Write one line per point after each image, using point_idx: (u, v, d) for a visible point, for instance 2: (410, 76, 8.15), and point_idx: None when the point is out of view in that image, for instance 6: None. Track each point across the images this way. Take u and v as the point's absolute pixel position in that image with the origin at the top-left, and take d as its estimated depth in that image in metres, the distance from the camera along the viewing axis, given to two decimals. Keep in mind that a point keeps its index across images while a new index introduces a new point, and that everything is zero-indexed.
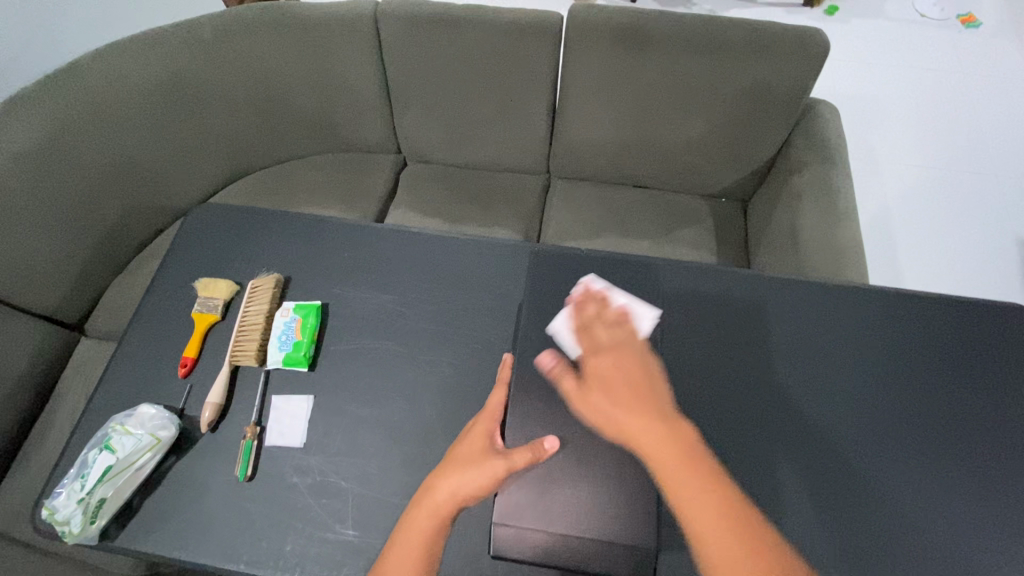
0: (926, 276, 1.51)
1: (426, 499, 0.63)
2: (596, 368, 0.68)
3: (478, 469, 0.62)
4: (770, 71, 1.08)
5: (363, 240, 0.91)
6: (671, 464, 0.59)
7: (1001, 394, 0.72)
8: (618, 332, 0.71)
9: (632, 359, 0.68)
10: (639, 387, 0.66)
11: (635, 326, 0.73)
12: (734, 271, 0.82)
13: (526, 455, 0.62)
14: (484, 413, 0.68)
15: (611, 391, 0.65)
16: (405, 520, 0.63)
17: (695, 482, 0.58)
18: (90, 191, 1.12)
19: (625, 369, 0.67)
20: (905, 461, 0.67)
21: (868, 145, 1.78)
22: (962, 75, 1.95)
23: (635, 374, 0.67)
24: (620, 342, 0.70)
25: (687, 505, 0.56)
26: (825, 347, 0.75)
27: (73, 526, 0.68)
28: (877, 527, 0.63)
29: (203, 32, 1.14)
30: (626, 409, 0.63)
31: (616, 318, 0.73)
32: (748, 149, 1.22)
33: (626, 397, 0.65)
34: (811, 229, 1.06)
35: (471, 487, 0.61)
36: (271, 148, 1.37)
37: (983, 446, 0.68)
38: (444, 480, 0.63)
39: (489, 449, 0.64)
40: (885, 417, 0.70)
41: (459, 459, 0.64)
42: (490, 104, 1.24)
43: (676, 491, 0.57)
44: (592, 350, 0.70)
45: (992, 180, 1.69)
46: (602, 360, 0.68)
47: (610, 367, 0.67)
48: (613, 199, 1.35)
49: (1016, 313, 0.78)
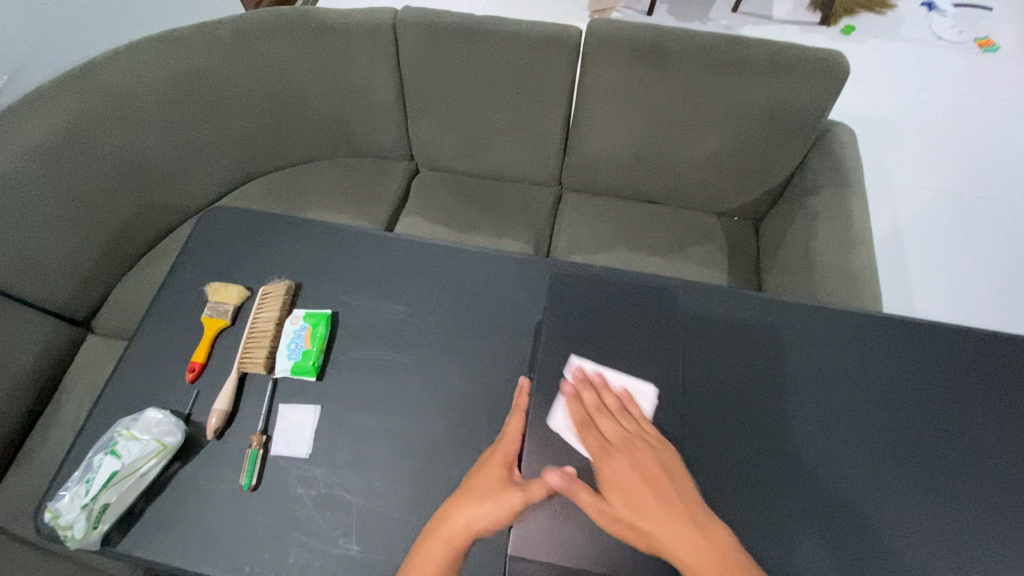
0: (937, 301, 1.50)
1: (439, 529, 0.62)
2: (611, 473, 0.62)
3: (494, 502, 0.61)
4: (789, 93, 1.08)
5: (375, 250, 0.91)
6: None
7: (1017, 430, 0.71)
8: (624, 421, 0.66)
9: (645, 452, 0.64)
10: (658, 487, 0.61)
11: (638, 410, 0.68)
12: (747, 295, 0.82)
13: (543, 488, 0.61)
14: (503, 442, 0.67)
15: (633, 500, 0.61)
16: (418, 549, 0.62)
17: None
18: (103, 188, 1.12)
19: (641, 467, 0.63)
20: (919, 496, 0.67)
21: (882, 166, 1.77)
22: (979, 99, 1.94)
23: (653, 471, 0.63)
24: (628, 437, 0.65)
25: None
26: (838, 377, 0.75)
27: (76, 531, 0.67)
28: (888, 562, 0.63)
29: (222, 34, 1.14)
30: (657, 520, 0.59)
31: (619, 407, 0.68)
32: (764, 169, 1.21)
33: (648, 505, 0.60)
34: (826, 252, 1.05)
35: (486, 521, 0.61)
36: (285, 150, 1.37)
37: (999, 483, 0.68)
38: (459, 511, 0.62)
39: (506, 481, 0.63)
40: (897, 450, 0.70)
41: (475, 490, 0.63)
42: (505, 115, 1.24)
43: None
44: (601, 449, 0.65)
45: (1007, 207, 1.68)
46: (616, 465, 0.63)
47: (625, 468, 0.62)
48: (626, 213, 1.34)
49: None
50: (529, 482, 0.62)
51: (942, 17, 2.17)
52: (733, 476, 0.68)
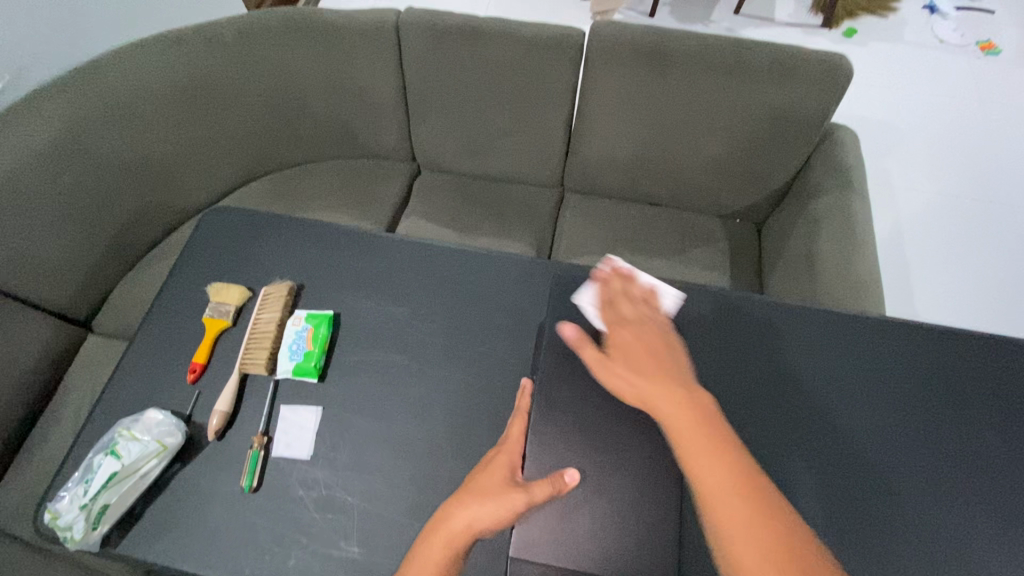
0: (940, 304, 1.50)
1: (441, 529, 0.61)
2: (619, 338, 0.71)
3: (498, 501, 0.60)
4: (792, 95, 1.08)
5: (378, 251, 0.90)
6: (682, 424, 0.60)
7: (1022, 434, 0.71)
8: (641, 307, 0.76)
9: (653, 330, 0.72)
10: (659, 353, 0.69)
11: (657, 304, 0.77)
12: (750, 297, 0.82)
13: (546, 488, 0.61)
14: (507, 444, 0.67)
15: (631, 359, 0.68)
16: (418, 548, 0.61)
17: (704, 441, 0.58)
18: (105, 188, 1.12)
19: (646, 338, 0.71)
20: (927, 500, 0.66)
21: (884, 169, 1.76)
22: (980, 102, 1.94)
23: (655, 343, 0.70)
24: (641, 317, 0.74)
25: (691, 458, 0.58)
26: (842, 381, 0.74)
27: (75, 532, 0.67)
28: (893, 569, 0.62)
29: (224, 35, 1.14)
30: (645, 373, 0.66)
31: (640, 296, 0.77)
32: (766, 171, 1.21)
33: (644, 361, 0.68)
34: (829, 255, 1.05)
35: (489, 520, 0.60)
36: (287, 151, 1.37)
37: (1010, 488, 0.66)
38: (461, 509, 0.61)
39: (510, 482, 0.63)
40: (904, 453, 0.69)
41: (478, 489, 0.63)
42: (507, 117, 1.23)
43: (688, 453, 0.58)
44: (615, 322, 0.74)
45: (1008, 210, 1.67)
46: (625, 332, 0.72)
47: (631, 336, 0.71)
48: (628, 216, 1.34)
49: None
50: (534, 483, 0.62)
51: (944, 20, 2.17)
52: None
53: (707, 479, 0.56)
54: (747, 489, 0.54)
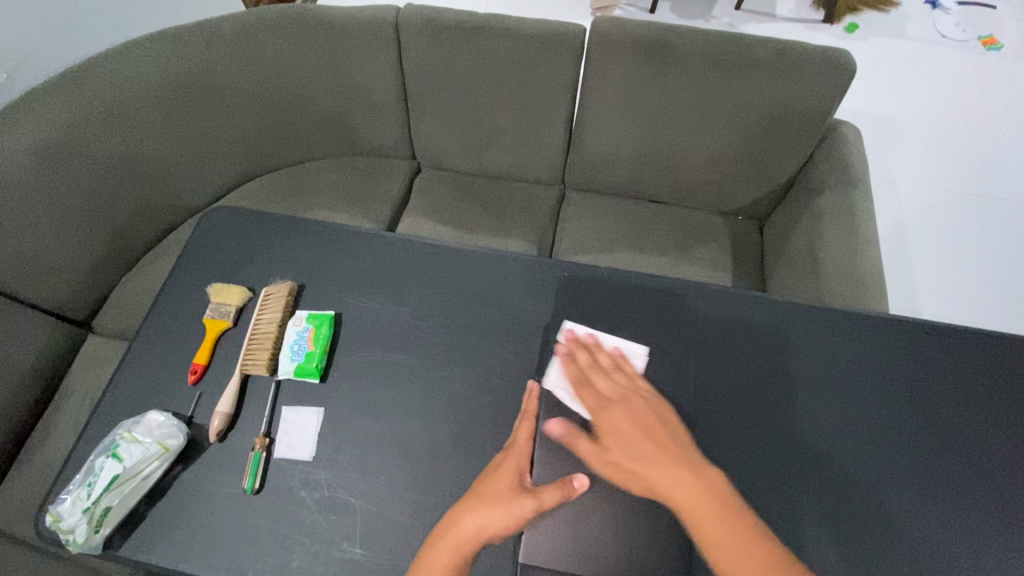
0: (942, 300, 1.49)
1: (449, 533, 0.61)
2: (608, 424, 0.64)
3: (507, 507, 0.60)
4: (795, 92, 1.07)
5: (379, 250, 0.90)
6: (708, 529, 0.57)
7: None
8: (618, 378, 0.68)
9: (640, 405, 0.65)
10: (655, 436, 0.62)
11: (631, 367, 0.70)
12: (755, 296, 0.82)
13: (556, 493, 0.60)
14: (515, 449, 0.66)
15: (631, 449, 0.62)
16: (427, 552, 0.61)
17: (737, 551, 0.55)
18: (104, 188, 1.11)
19: (638, 418, 0.64)
20: (927, 502, 0.66)
21: (887, 165, 1.76)
22: (983, 97, 1.93)
23: (649, 422, 0.64)
24: (623, 391, 0.67)
25: (722, 559, 0.55)
26: (846, 381, 0.74)
27: (77, 535, 0.67)
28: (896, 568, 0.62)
29: (223, 31, 1.13)
30: (652, 465, 0.60)
31: (612, 363, 0.70)
32: (769, 168, 1.20)
33: (645, 448, 0.61)
34: (832, 253, 1.05)
35: (498, 527, 0.60)
36: (286, 149, 1.36)
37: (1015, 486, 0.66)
38: (469, 515, 0.61)
39: (518, 488, 0.62)
40: (908, 455, 0.69)
41: (487, 494, 0.62)
42: (508, 114, 1.23)
43: (719, 557, 0.56)
44: (597, 403, 0.66)
45: (1011, 206, 1.67)
46: (614, 414, 0.64)
47: (621, 418, 0.64)
48: (629, 213, 1.33)
49: None
50: (542, 489, 0.61)
51: (946, 15, 2.16)
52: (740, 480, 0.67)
53: None
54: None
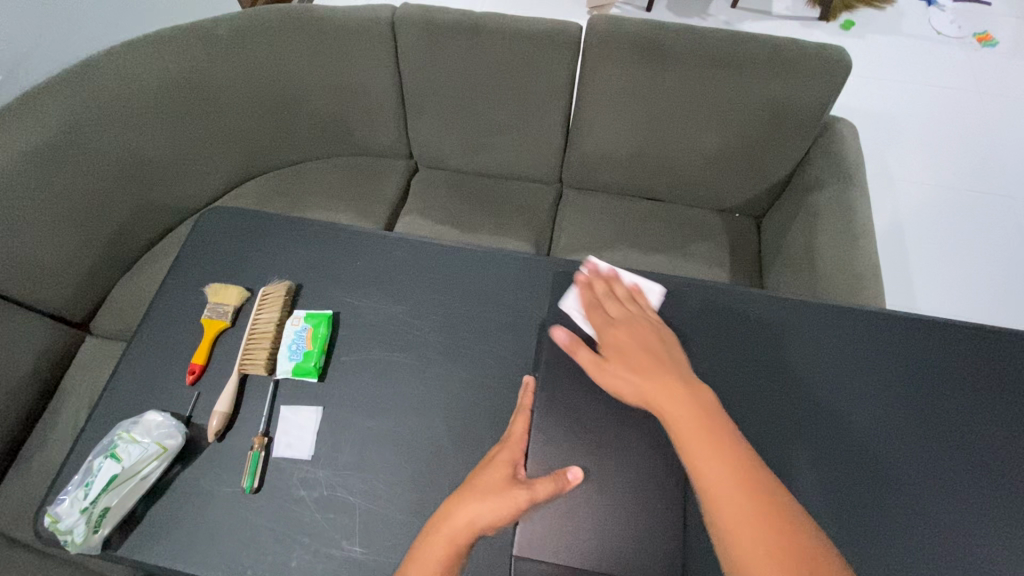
0: (939, 296, 1.50)
1: (442, 526, 0.61)
2: (612, 339, 0.70)
3: (500, 497, 0.60)
4: (791, 89, 1.07)
5: (376, 249, 0.90)
6: (688, 430, 0.59)
7: None
8: (628, 306, 0.74)
9: (645, 328, 0.70)
10: (654, 353, 0.67)
11: (643, 301, 0.76)
12: (752, 292, 0.82)
13: (549, 485, 0.61)
14: (509, 442, 0.67)
15: (628, 361, 0.67)
16: (419, 543, 0.61)
17: (711, 453, 0.56)
18: (101, 189, 1.11)
19: (640, 338, 0.69)
20: (933, 493, 0.65)
21: (884, 162, 1.76)
22: (979, 94, 1.93)
23: (650, 342, 0.69)
24: (631, 315, 0.72)
25: (691, 452, 0.57)
26: (845, 375, 0.74)
27: (76, 535, 0.66)
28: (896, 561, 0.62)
29: (219, 32, 1.13)
30: (645, 376, 0.64)
31: (625, 293, 0.76)
32: (765, 165, 1.21)
33: (640, 358, 0.67)
34: (829, 249, 1.05)
35: (491, 517, 0.60)
36: (284, 149, 1.36)
37: (1013, 479, 0.66)
38: (462, 506, 0.61)
39: (512, 479, 0.62)
40: (910, 446, 0.68)
41: (480, 486, 0.63)
42: (505, 113, 1.23)
43: (690, 450, 0.57)
44: (604, 322, 0.72)
45: (1007, 202, 1.67)
46: (617, 330, 0.70)
47: (624, 335, 0.69)
48: (627, 211, 1.34)
49: None
50: (536, 480, 0.62)
51: (942, 12, 2.16)
52: None
53: (711, 476, 0.55)
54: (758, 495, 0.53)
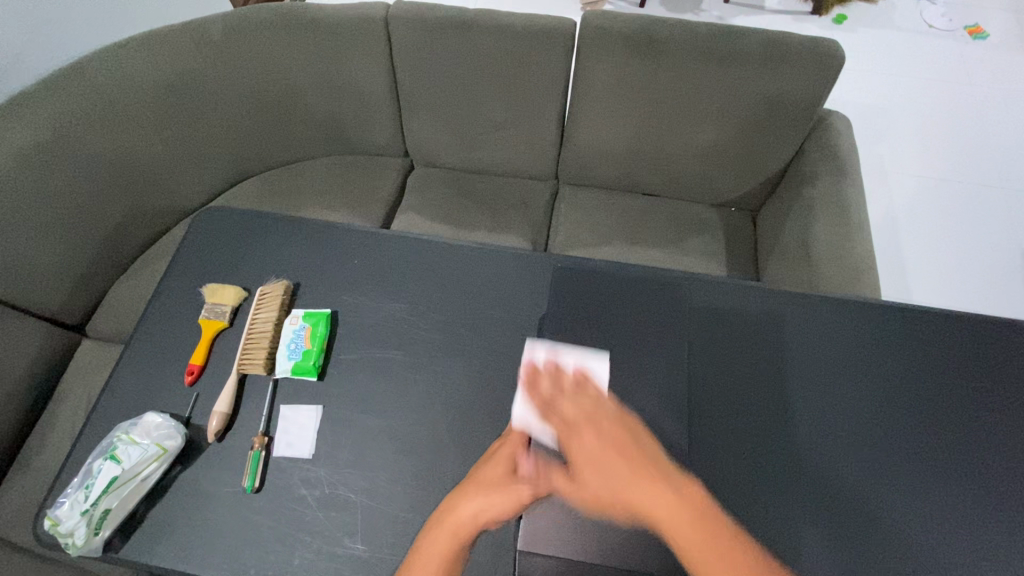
0: (934, 288, 1.51)
1: (448, 519, 0.60)
2: (580, 450, 0.59)
3: (506, 493, 0.60)
4: (785, 83, 1.08)
5: (374, 247, 0.90)
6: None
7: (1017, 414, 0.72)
8: (582, 396, 0.65)
9: (611, 423, 0.61)
10: (633, 457, 0.58)
11: (594, 384, 0.68)
12: (749, 285, 0.82)
13: (554, 481, 0.61)
14: (512, 436, 0.67)
15: (610, 474, 0.57)
16: (424, 537, 0.61)
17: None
18: (95, 191, 1.10)
19: (610, 438, 0.60)
20: (924, 487, 0.67)
21: (877, 155, 1.77)
22: (970, 86, 1.95)
23: (623, 441, 0.60)
24: (592, 413, 0.63)
25: None
26: (841, 368, 0.75)
27: (76, 538, 0.67)
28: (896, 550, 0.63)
29: (212, 32, 1.12)
30: (636, 494, 0.55)
31: (573, 381, 0.67)
32: (760, 159, 1.21)
33: (627, 478, 0.56)
34: (824, 242, 1.05)
35: (497, 511, 0.60)
36: (278, 149, 1.35)
37: (1003, 468, 0.68)
38: (468, 500, 0.61)
39: (516, 474, 0.62)
40: (903, 441, 0.70)
41: (485, 480, 0.63)
42: (500, 109, 1.23)
43: None
44: (565, 429, 0.62)
45: (999, 193, 1.69)
46: (585, 439, 0.60)
47: (592, 442, 0.59)
48: (623, 207, 1.34)
49: None
50: (540, 475, 0.62)
51: (933, 5, 2.18)
52: (736, 467, 0.68)
53: None
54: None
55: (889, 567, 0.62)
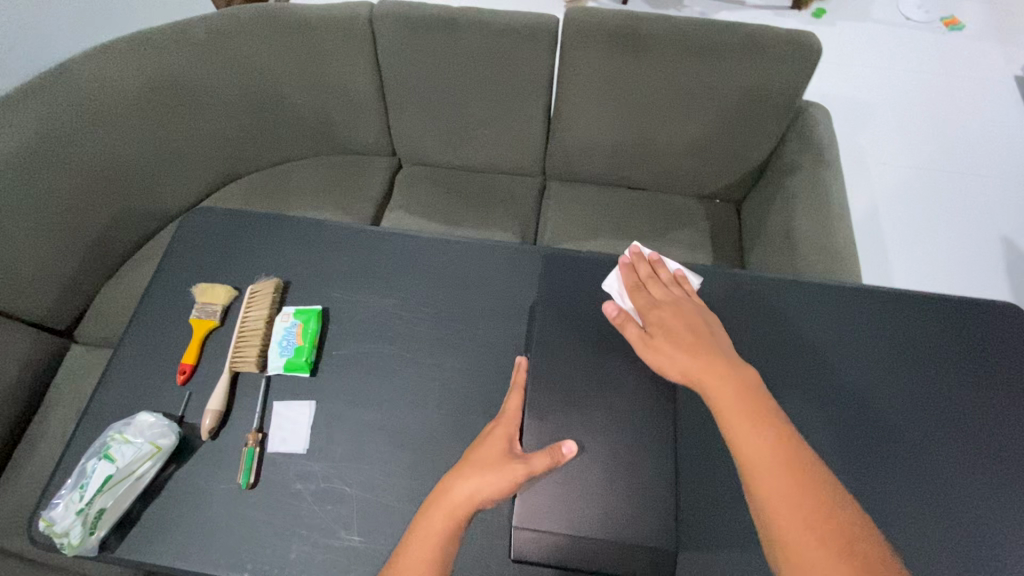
0: (915, 273, 1.54)
1: (442, 501, 0.62)
2: (657, 319, 0.70)
3: (497, 472, 0.62)
4: (766, 75, 1.10)
5: (364, 243, 0.90)
6: (727, 400, 0.60)
7: (991, 390, 0.75)
8: (672, 289, 0.74)
9: (689, 309, 0.71)
10: (700, 332, 0.67)
11: (689, 287, 0.76)
12: (732, 273, 0.84)
13: (545, 459, 0.63)
14: (505, 416, 0.69)
15: (675, 337, 0.67)
16: (420, 519, 0.62)
17: (748, 418, 0.58)
18: (82, 194, 1.10)
19: (684, 317, 0.69)
20: (912, 459, 0.69)
21: (858, 145, 1.80)
22: (947, 76, 1.98)
23: (695, 324, 0.69)
24: (675, 298, 0.73)
25: (734, 428, 0.58)
26: (824, 350, 0.77)
27: (72, 537, 0.66)
28: (886, 524, 0.64)
29: (195, 33, 1.12)
30: (689, 352, 0.65)
31: (670, 279, 0.76)
32: (744, 150, 1.23)
33: (685, 337, 0.67)
34: (806, 230, 1.08)
35: (490, 491, 0.61)
36: (265, 150, 1.36)
37: (978, 441, 0.71)
38: (462, 481, 0.62)
39: (509, 453, 0.64)
40: (888, 418, 0.72)
41: (478, 461, 0.64)
42: (486, 106, 1.24)
43: (732, 426, 0.58)
44: (649, 303, 0.72)
45: (976, 180, 1.72)
46: (663, 311, 0.71)
47: (669, 315, 0.70)
48: (610, 200, 1.35)
49: (996, 313, 0.82)
50: (532, 454, 0.63)
51: None
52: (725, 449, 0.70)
53: (750, 451, 0.56)
54: (782, 439, 0.56)
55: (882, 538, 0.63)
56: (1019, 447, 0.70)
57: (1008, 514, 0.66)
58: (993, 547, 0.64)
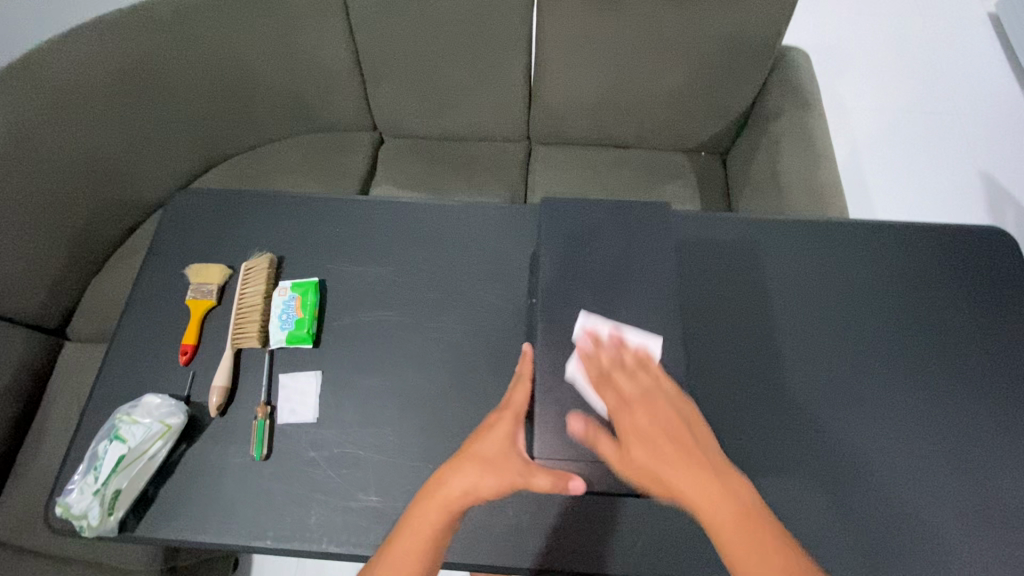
0: (897, 206, 1.57)
1: (437, 494, 0.61)
2: (630, 425, 0.59)
3: (496, 475, 0.60)
4: (745, 20, 1.09)
5: (354, 214, 0.90)
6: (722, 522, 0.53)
7: (969, 308, 0.79)
8: (642, 376, 0.63)
9: (666, 404, 0.60)
10: (680, 434, 0.59)
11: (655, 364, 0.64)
12: (723, 217, 0.85)
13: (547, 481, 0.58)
14: (508, 413, 0.66)
15: (653, 449, 0.58)
16: (414, 508, 0.61)
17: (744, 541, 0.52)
18: (59, 189, 1.08)
19: (661, 418, 0.60)
20: (890, 383, 0.74)
21: (836, 91, 1.81)
22: (923, 17, 1.98)
23: (673, 424, 0.59)
24: (648, 389, 0.62)
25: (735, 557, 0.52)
26: (810, 286, 0.80)
27: (91, 518, 0.67)
28: (861, 443, 0.70)
29: (159, 12, 1.07)
30: (671, 465, 0.56)
31: (635, 361, 0.64)
32: (725, 100, 1.23)
33: (666, 450, 0.57)
34: (792, 173, 1.10)
35: (486, 492, 0.60)
36: (243, 133, 1.33)
37: (953, 359, 0.76)
38: (459, 476, 0.61)
39: (511, 457, 0.61)
40: (869, 346, 0.76)
41: (480, 455, 0.62)
42: (467, 73, 1.22)
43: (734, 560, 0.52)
44: (618, 403, 0.61)
45: (954, 118, 1.75)
46: (635, 414, 0.60)
47: (644, 420, 0.59)
48: (596, 161, 1.36)
49: (976, 237, 0.85)
50: (535, 473, 0.59)
51: None
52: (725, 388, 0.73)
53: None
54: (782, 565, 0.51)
55: (859, 458, 0.70)
56: (989, 360, 0.76)
57: (978, 424, 0.72)
58: (963, 457, 0.70)
